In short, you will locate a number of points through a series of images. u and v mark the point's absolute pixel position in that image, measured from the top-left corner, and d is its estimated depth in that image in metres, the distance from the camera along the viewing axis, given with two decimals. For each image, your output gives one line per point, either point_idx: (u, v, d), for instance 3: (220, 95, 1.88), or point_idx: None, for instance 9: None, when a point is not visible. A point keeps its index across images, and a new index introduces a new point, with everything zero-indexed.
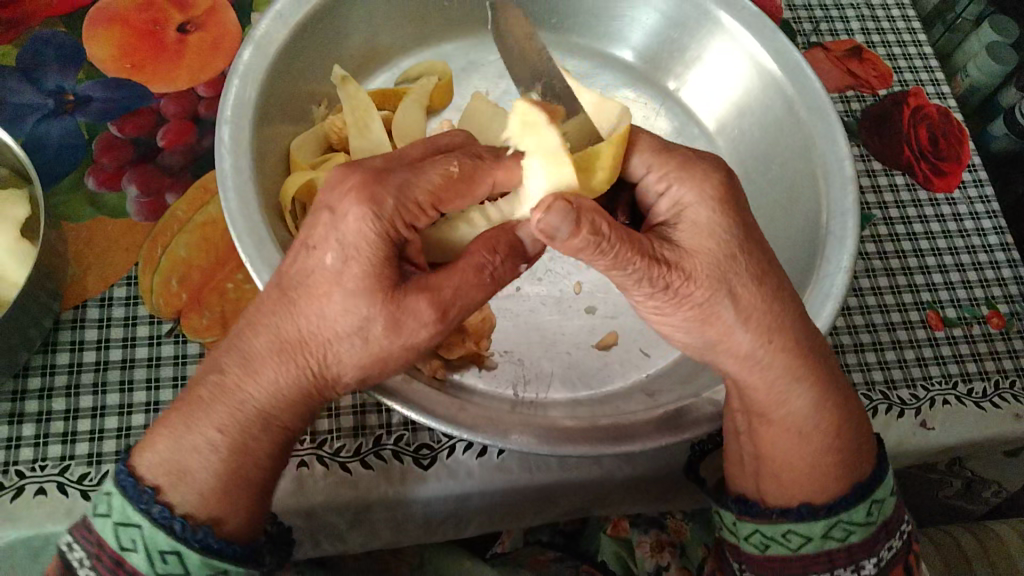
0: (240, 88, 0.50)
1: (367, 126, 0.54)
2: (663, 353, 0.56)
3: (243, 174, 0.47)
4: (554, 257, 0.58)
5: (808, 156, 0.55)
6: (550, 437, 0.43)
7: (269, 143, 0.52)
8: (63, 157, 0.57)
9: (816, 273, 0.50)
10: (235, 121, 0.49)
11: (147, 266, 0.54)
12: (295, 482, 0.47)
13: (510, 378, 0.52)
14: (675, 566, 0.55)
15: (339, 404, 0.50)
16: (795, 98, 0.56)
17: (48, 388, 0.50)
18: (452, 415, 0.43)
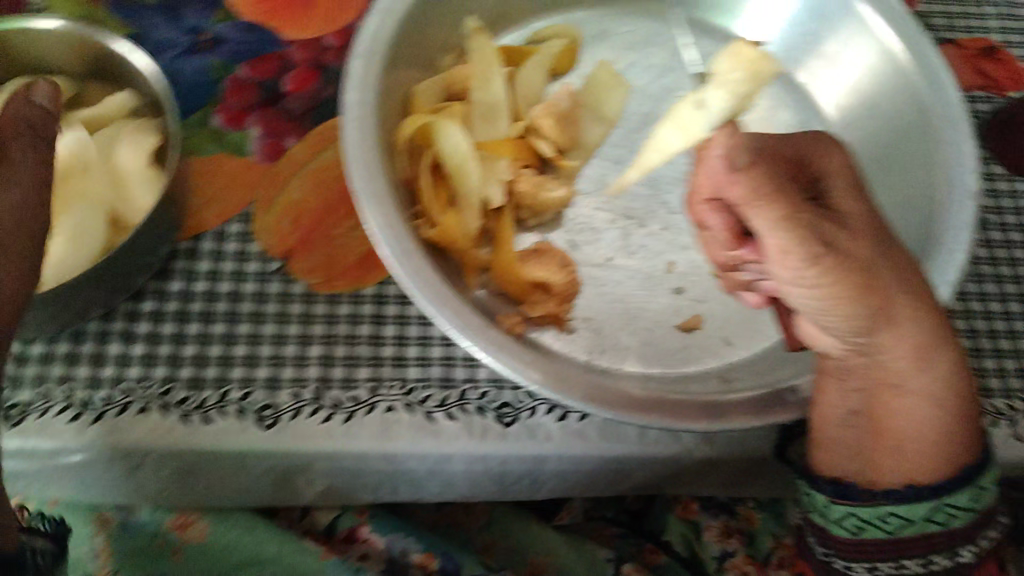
0: (376, 24, 0.52)
1: (488, 80, 0.57)
2: (748, 344, 0.55)
3: (363, 107, 0.49)
4: (650, 234, 0.58)
5: (928, 160, 0.54)
6: (617, 404, 0.44)
7: (393, 85, 0.54)
8: (194, 94, 0.59)
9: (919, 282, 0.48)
10: (367, 56, 0.51)
11: (261, 205, 0.56)
12: (381, 425, 0.50)
13: (586, 345, 0.53)
14: (742, 553, 0.56)
15: (430, 355, 0.52)
16: (928, 104, 0.55)
17: (160, 312, 0.53)
18: (518, 361, 0.44)
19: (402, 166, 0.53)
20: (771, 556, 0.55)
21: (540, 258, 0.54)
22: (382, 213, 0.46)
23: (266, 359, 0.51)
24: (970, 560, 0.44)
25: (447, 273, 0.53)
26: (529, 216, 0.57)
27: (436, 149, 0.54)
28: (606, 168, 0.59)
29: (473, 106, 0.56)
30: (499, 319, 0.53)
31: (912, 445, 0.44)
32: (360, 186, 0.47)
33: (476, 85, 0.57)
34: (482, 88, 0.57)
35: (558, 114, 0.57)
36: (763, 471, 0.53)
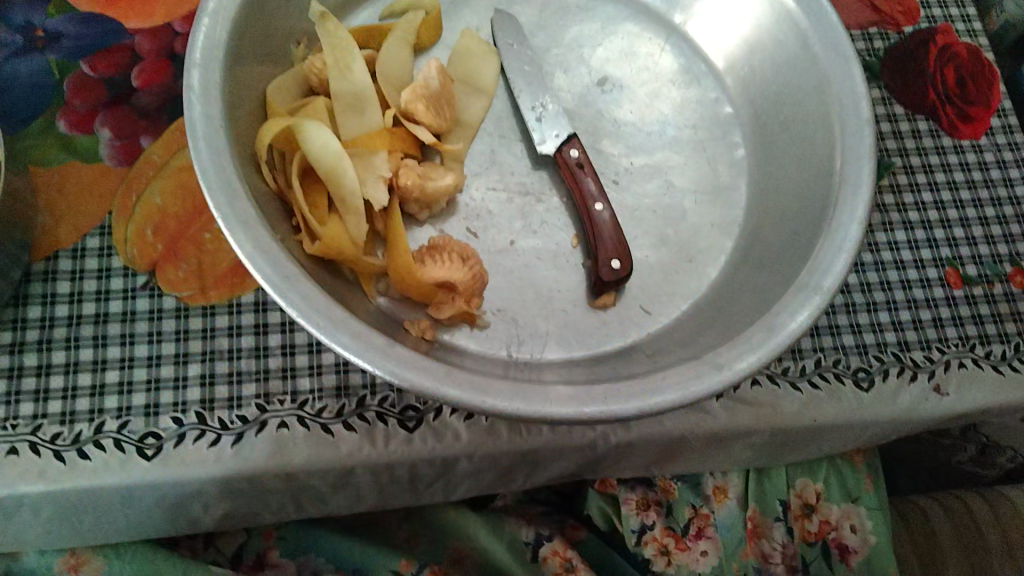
0: (209, 27, 0.47)
1: (348, 67, 0.51)
2: (666, 311, 0.52)
3: (214, 122, 0.45)
4: (551, 209, 0.54)
5: (824, 106, 0.52)
6: (539, 399, 0.40)
7: (244, 90, 0.49)
8: (32, 99, 0.54)
9: (826, 226, 0.47)
10: (205, 65, 0.46)
11: (120, 215, 0.51)
12: (274, 444, 0.45)
13: (503, 339, 0.50)
14: (660, 524, 0.57)
15: (322, 364, 0.49)
16: (810, 34, 0.53)
17: (19, 343, 0.47)
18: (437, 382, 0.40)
19: (271, 177, 0.48)
20: (689, 528, 0.57)
21: (436, 257, 0.49)
22: (254, 241, 0.42)
23: (140, 385, 0.47)
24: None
25: (340, 286, 0.48)
26: (421, 210, 0.52)
27: (302, 151, 0.48)
28: (494, 144, 0.56)
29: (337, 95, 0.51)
30: (405, 327, 0.48)
31: None
32: (225, 214, 0.42)
33: (333, 74, 0.51)
34: (343, 77, 0.51)
35: (431, 97, 0.52)
36: (685, 446, 0.51)
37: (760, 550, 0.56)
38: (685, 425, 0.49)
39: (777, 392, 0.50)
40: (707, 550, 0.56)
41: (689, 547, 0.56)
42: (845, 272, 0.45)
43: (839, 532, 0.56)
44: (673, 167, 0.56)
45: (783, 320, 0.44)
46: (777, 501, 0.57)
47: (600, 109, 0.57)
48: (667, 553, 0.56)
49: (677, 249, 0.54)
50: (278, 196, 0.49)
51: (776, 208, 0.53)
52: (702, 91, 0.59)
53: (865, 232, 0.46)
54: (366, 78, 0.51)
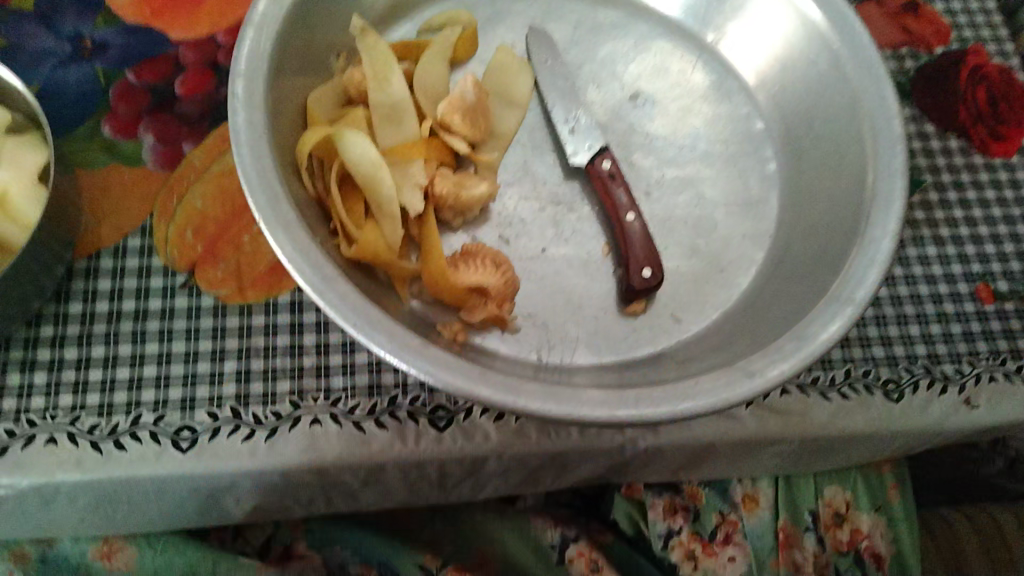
0: (254, 39, 0.48)
1: (386, 79, 0.53)
2: (696, 318, 0.52)
3: (258, 128, 0.46)
4: (582, 217, 0.55)
5: (856, 122, 0.52)
6: (569, 397, 0.41)
7: (285, 98, 0.50)
8: (80, 105, 0.55)
9: (858, 237, 0.47)
10: (249, 75, 0.47)
11: (162, 215, 0.52)
12: (307, 439, 0.46)
13: (534, 344, 0.50)
14: (687, 531, 0.56)
15: (355, 362, 0.49)
16: (841, 53, 0.54)
17: (61, 336, 0.48)
18: (471, 379, 0.41)
19: (311, 183, 0.49)
20: (717, 534, 0.56)
21: (470, 262, 0.50)
22: (295, 242, 0.43)
23: (177, 380, 0.47)
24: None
25: (375, 288, 0.49)
26: (455, 216, 0.53)
27: (341, 159, 0.49)
28: (526, 154, 0.56)
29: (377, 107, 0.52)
30: (438, 330, 0.49)
31: None
32: (266, 215, 0.43)
33: (371, 86, 0.52)
34: (380, 89, 0.52)
35: (467, 107, 0.53)
36: (714, 455, 0.51)
37: (792, 559, 0.55)
38: (714, 434, 0.49)
39: (808, 402, 0.50)
40: (735, 556, 0.55)
41: (717, 553, 0.56)
42: (879, 282, 0.45)
43: (869, 542, 0.56)
44: (704, 179, 0.56)
45: (815, 328, 0.44)
46: (807, 511, 0.56)
47: (633, 122, 0.57)
48: (693, 558, 0.56)
49: (708, 259, 0.54)
50: (316, 201, 0.50)
51: (807, 221, 0.53)
52: (734, 106, 0.59)
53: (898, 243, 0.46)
54: (403, 89, 0.53)
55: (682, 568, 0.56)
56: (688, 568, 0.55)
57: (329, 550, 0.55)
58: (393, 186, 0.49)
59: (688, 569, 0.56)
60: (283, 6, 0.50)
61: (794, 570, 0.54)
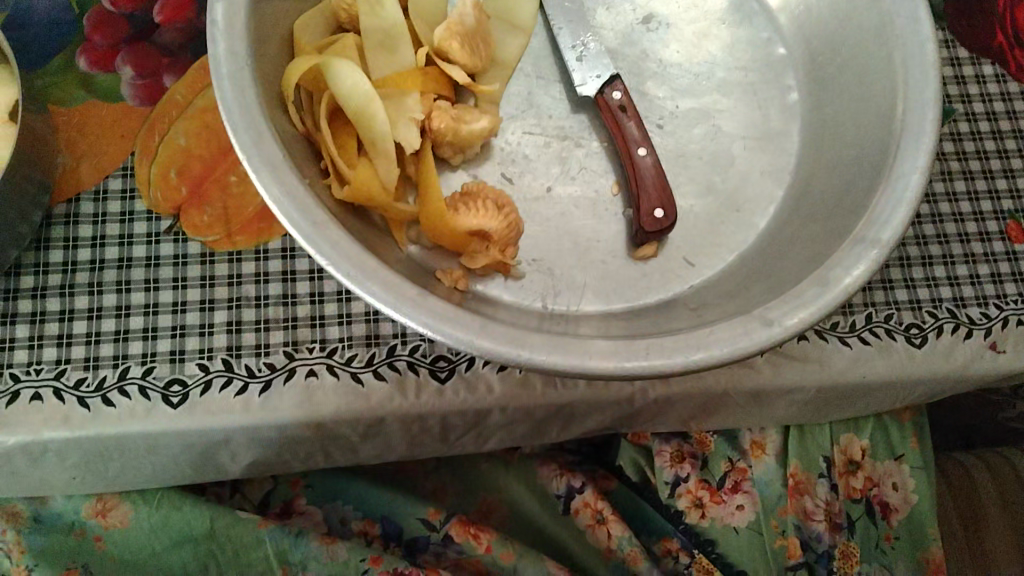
0: None
1: (378, 1, 0.48)
2: (711, 261, 0.50)
3: (239, 59, 0.42)
4: (590, 153, 0.52)
5: (886, 46, 0.48)
6: (573, 350, 0.39)
7: (269, 25, 0.47)
8: (51, 36, 0.51)
9: (885, 173, 0.44)
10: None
11: (143, 155, 0.49)
12: (303, 393, 0.44)
13: (539, 290, 0.48)
14: (694, 478, 0.55)
15: (351, 310, 0.47)
16: None
17: (42, 287, 0.46)
18: (471, 331, 0.38)
19: (299, 118, 0.46)
20: (725, 481, 0.55)
21: (470, 204, 0.47)
22: (281, 183, 0.40)
23: (165, 332, 0.45)
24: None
25: (369, 230, 0.47)
26: (454, 154, 0.49)
27: (331, 91, 0.45)
28: (530, 85, 0.53)
29: (370, 33, 0.48)
30: (436, 276, 0.46)
31: None
32: (250, 154, 0.40)
33: (363, 10, 0.48)
34: (372, 13, 0.48)
35: (466, 33, 0.49)
36: (726, 403, 0.49)
37: (802, 508, 0.53)
38: (727, 383, 0.47)
39: (825, 347, 0.48)
40: (743, 504, 0.54)
41: (724, 500, 0.55)
42: (906, 224, 0.42)
43: (880, 489, 0.54)
44: (721, 110, 0.53)
45: (839, 272, 0.41)
46: (821, 457, 0.54)
47: (645, 49, 0.53)
48: (701, 506, 0.55)
49: (724, 198, 0.51)
50: (305, 137, 0.47)
51: (831, 156, 0.50)
52: (755, 29, 0.55)
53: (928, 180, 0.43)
54: (397, 13, 0.48)
55: (689, 516, 0.55)
56: (695, 517, 0.55)
57: (331, 505, 0.54)
58: (387, 121, 0.45)
59: (694, 517, 0.55)
60: None
61: (802, 518, 0.53)
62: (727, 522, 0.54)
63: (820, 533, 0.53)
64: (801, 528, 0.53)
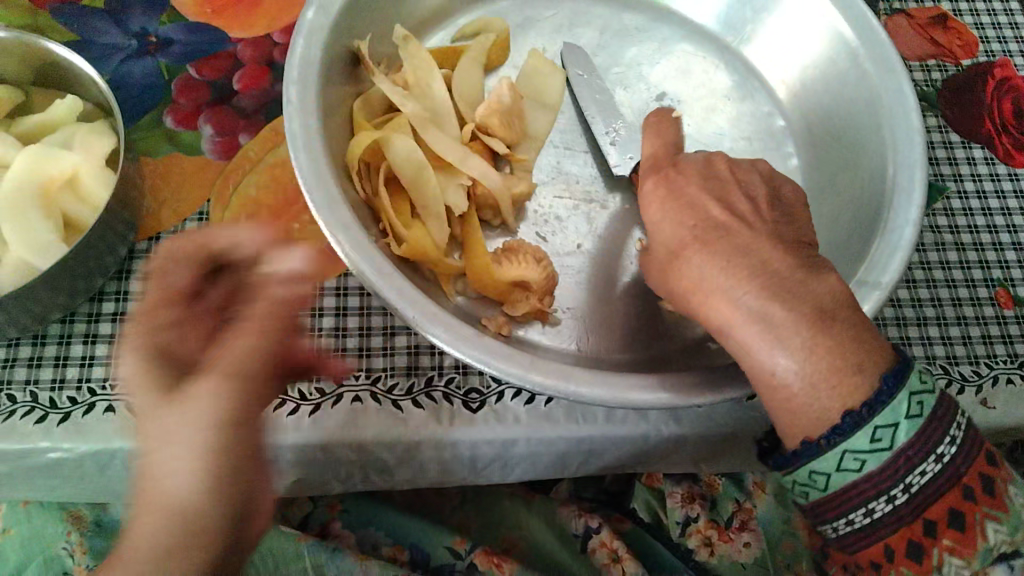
0: (305, 45, 0.50)
1: (428, 86, 0.56)
2: None
3: (311, 126, 0.48)
4: (616, 213, 0.57)
5: (875, 118, 0.54)
6: (610, 381, 0.44)
7: (335, 102, 0.52)
8: (145, 97, 0.59)
9: (881, 227, 0.48)
10: (300, 65, 0.49)
11: (217, 203, 0.55)
12: (348, 415, 0.49)
13: (576, 333, 0.53)
14: (704, 518, 0.59)
15: (394, 344, 0.52)
16: (862, 54, 0.56)
17: (121, 312, 0.52)
18: (526, 367, 0.43)
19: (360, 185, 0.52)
20: (733, 520, 0.59)
21: (513, 257, 0.52)
22: (351, 239, 0.45)
23: None
24: (953, 460, 0.39)
25: (420, 285, 0.52)
26: (494, 216, 0.56)
27: (388, 163, 0.52)
28: (559, 155, 0.59)
29: (418, 116, 0.54)
30: (483, 324, 0.52)
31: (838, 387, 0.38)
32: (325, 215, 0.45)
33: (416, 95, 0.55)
34: (422, 96, 0.55)
35: (504, 111, 0.55)
36: (734, 445, 0.53)
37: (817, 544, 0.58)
38: (735, 425, 0.51)
39: None
40: (750, 542, 0.58)
41: (732, 539, 0.58)
42: (901, 270, 0.46)
43: None
44: None
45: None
46: None
47: None
48: (710, 544, 0.58)
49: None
50: (364, 202, 0.52)
51: (829, 211, 0.56)
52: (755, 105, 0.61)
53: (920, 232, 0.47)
54: (444, 95, 0.56)
55: (699, 553, 0.58)
56: (705, 554, 0.58)
57: (364, 531, 0.57)
58: (437, 187, 0.52)
59: (704, 555, 0.58)
60: (331, 15, 0.52)
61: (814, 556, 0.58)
62: (734, 558, 0.58)
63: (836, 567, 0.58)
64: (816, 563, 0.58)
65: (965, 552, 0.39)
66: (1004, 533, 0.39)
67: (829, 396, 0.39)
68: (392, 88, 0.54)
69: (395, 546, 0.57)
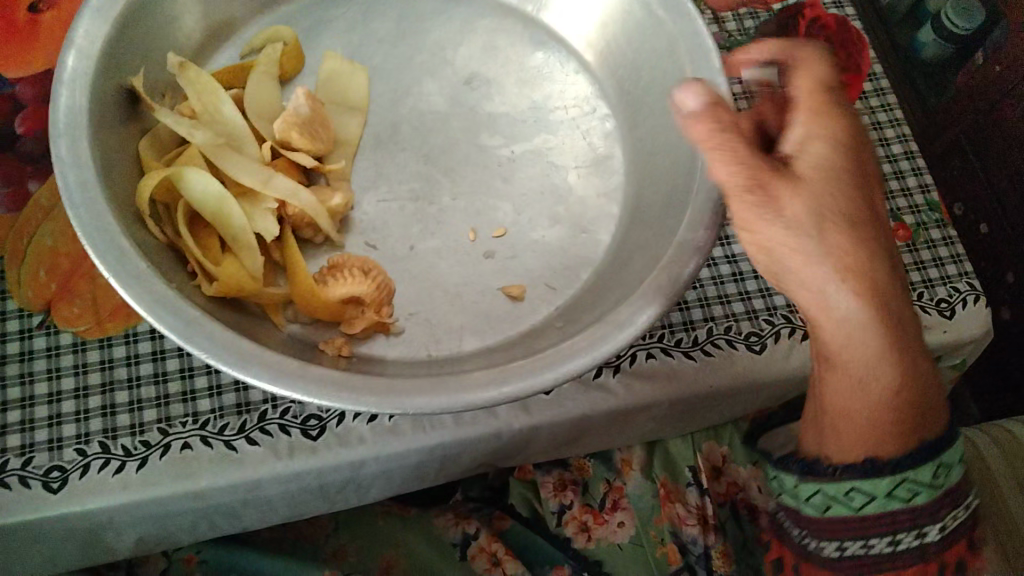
0: (68, 97, 0.46)
1: (218, 108, 0.52)
2: (571, 283, 0.53)
3: (88, 178, 0.45)
4: (444, 208, 0.55)
5: (677, 64, 0.54)
6: (446, 387, 0.43)
7: (117, 148, 0.49)
8: None
9: (699, 175, 0.49)
10: (68, 108, 0.46)
11: (12, 258, 0.51)
12: (179, 465, 0.46)
13: (420, 341, 0.51)
14: (578, 504, 0.58)
15: (222, 383, 0.49)
16: (653, 1, 0.55)
17: None
18: (354, 392, 0.42)
19: (160, 230, 0.48)
20: (605, 502, 0.58)
21: (337, 274, 0.50)
22: (150, 293, 0.43)
23: (42, 423, 0.47)
24: (937, 540, 0.43)
25: (249, 323, 0.49)
26: (315, 235, 0.52)
27: (184, 199, 0.48)
28: (376, 157, 0.56)
29: (211, 143, 0.50)
30: (321, 350, 0.49)
31: (857, 399, 0.43)
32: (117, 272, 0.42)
33: (207, 119, 0.52)
34: (213, 119, 0.52)
35: (302, 123, 0.52)
36: (589, 427, 0.53)
37: (674, 514, 0.57)
38: (584, 406, 0.50)
39: (671, 363, 0.52)
40: (625, 521, 0.57)
41: (607, 520, 0.57)
42: (723, 214, 0.47)
43: (746, 493, 0.59)
44: (552, 148, 0.57)
45: (675, 271, 0.45)
46: (686, 467, 0.59)
47: (474, 106, 0.58)
48: (587, 530, 0.57)
49: (571, 223, 0.55)
50: (169, 246, 0.49)
51: (654, 168, 0.55)
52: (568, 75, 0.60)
53: None
54: (236, 117, 0.52)
55: (577, 541, 0.57)
56: (583, 541, 0.57)
57: None
58: (242, 215, 0.49)
59: (581, 542, 0.57)
60: (93, 54, 0.48)
61: (676, 524, 0.56)
62: (611, 540, 0.57)
63: (695, 537, 0.56)
64: (677, 533, 0.56)
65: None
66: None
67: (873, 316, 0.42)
68: (178, 121, 0.50)
69: None
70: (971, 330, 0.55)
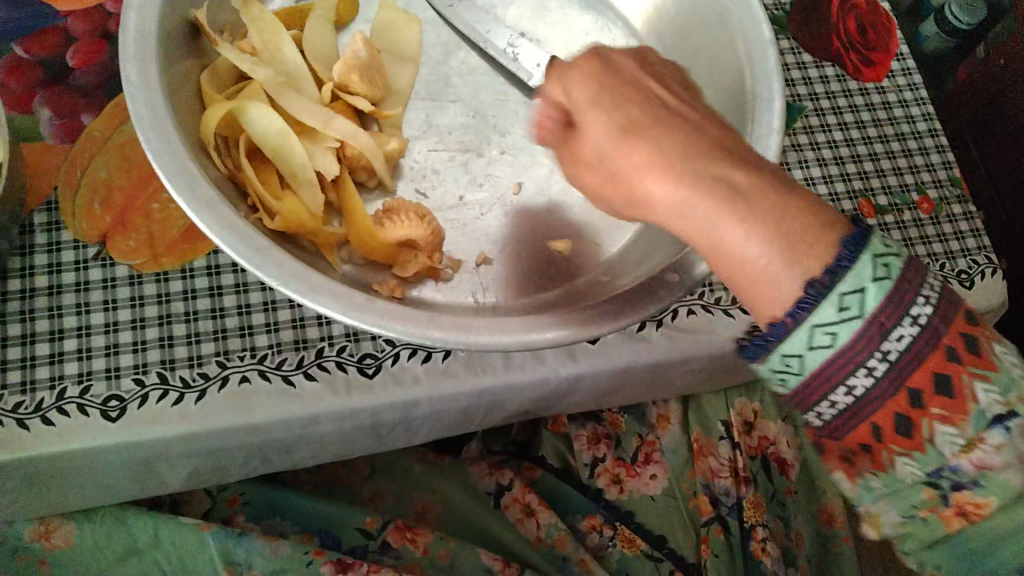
0: (137, 21, 0.46)
1: (279, 48, 0.53)
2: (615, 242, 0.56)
3: (158, 102, 0.45)
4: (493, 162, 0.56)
5: (728, 34, 0.55)
6: (510, 325, 0.43)
7: (180, 79, 0.49)
8: None
9: (746, 139, 0.50)
10: (138, 32, 0.46)
11: (66, 189, 0.51)
12: (238, 397, 0.47)
13: (470, 288, 0.52)
14: (610, 457, 0.63)
15: (278, 320, 0.50)
16: None
17: None
18: (423, 326, 0.42)
19: (221, 162, 0.48)
20: (637, 455, 0.63)
21: (393, 217, 0.50)
22: (220, 218, 0.43)
23: (98, 351, 0.47)
24: None
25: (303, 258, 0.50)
26: (371, 179, 0.53)
27: (246, 133, 0.49)
28: (427, 107, 0.57)
29: (273, 81, 0.51)
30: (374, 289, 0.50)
31: (802, 248, 0.34)
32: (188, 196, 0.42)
33: (269, 58, 0.52)
34: (275, 59, 0.53)
35: (362, 67, 0.53)
36: (629, 379, 0.54)
37: (707, 467, 0.61)
38: (629, 355, 0.52)
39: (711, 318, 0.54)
40: (656, 473, 0.62)
41: (639, 473, 0.62)
42: None
43: (777, 448, 0.64)
44: None
45: None
46: (720, 423, 0.62)
47: None
48: (619, 482, 0.62)
49: None
50: (228, 178, 0.49)
51: None
52: (614, 39, 0.62)
53: (782, 141, 0.49)
54: (297, 58, 0.53)
55: (609, 492, 0.61)
56: (614, 492, 0.61)
57: (270, 521, 0.56)
58: (303, 153, 0.49)
59: (614, 492, 0.61)
60: None
61: (709, 476, 0.61)
62: (643, 491, 0.61)
63: (728, 487, 0.60)
64: (709, 485, 0.60)
65: (958, 419, 0.33)
66: (996, 392, 0.33)
67: (766, 213, 0.34)
68: (241, 56, 0.51)
69: (304, 534, 0.56)
70: (989, 299, 0.58)
